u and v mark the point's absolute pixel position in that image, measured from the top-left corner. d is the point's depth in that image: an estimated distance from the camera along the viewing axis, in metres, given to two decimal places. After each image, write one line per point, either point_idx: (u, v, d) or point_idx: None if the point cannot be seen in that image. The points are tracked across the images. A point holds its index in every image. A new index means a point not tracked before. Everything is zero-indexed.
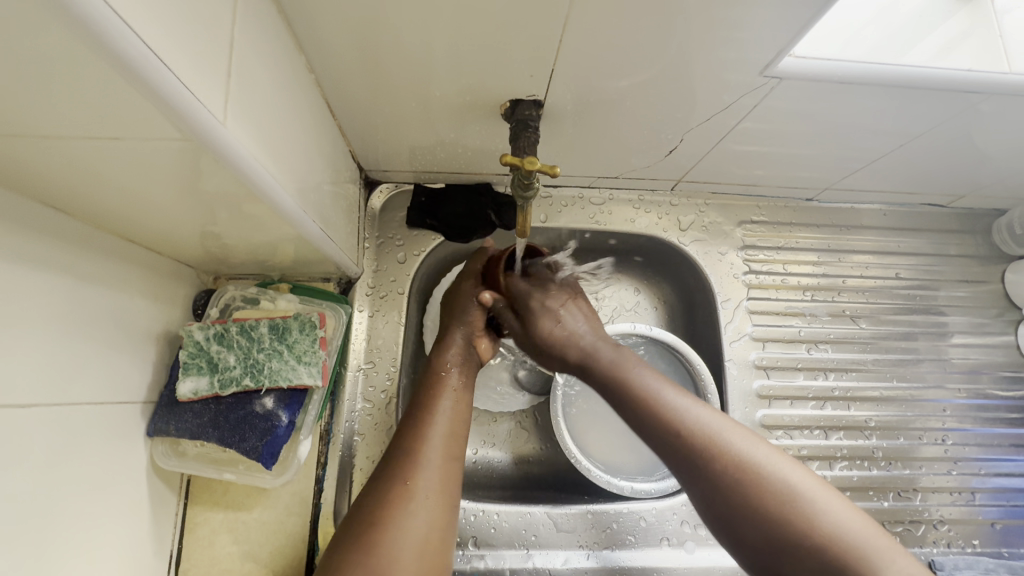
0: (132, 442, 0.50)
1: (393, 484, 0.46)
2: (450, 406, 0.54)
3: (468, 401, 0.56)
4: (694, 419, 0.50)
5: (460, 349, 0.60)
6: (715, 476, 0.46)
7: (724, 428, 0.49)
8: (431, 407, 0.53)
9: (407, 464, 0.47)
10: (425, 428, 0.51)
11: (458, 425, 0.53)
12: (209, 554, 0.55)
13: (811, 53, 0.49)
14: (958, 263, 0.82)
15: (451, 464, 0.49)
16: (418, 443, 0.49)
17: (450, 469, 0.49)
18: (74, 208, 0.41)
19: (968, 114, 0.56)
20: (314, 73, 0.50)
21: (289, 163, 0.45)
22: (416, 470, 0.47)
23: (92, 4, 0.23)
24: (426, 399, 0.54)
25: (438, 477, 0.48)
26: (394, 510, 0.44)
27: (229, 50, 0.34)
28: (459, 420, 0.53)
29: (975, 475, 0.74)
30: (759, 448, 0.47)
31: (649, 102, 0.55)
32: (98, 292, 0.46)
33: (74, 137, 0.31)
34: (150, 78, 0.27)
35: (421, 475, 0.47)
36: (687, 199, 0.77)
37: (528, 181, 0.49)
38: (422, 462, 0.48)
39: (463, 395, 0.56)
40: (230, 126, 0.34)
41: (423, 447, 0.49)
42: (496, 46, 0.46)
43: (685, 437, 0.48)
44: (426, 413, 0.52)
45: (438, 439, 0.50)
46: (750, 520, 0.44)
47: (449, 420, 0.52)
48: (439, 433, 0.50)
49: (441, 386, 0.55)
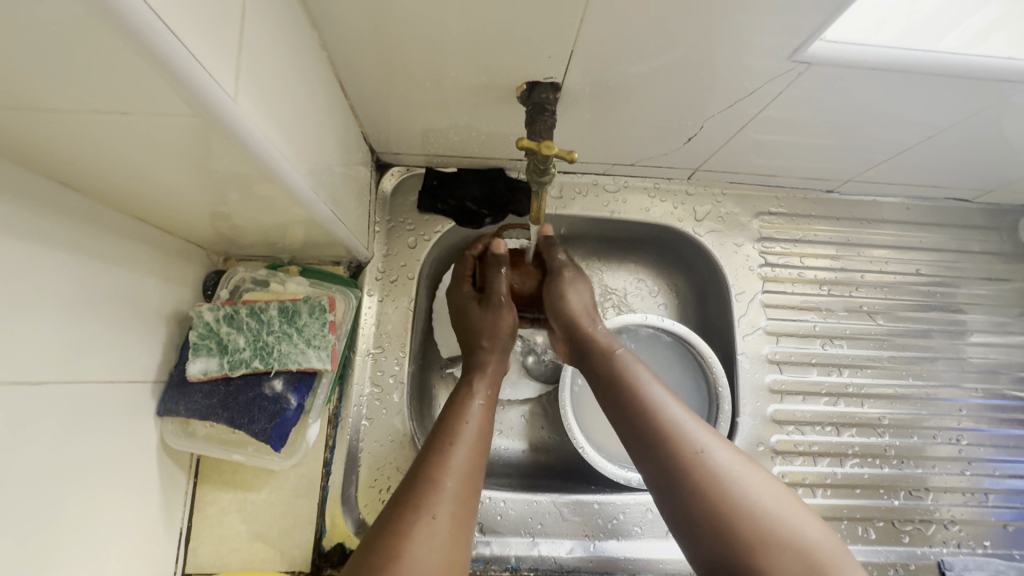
0: (142, 421, 0.50)
1: (415, 516, 0.42)
2: (474, 435, 0.50)
3: (489, 432, 0.53)
4: (678, 421, 0.49)
5: (489, 377, 0.58)
6: (692, 486, 0.45)
7: (706, 436, 0.49)
8: (455, 436, 0.50)
9: (428, 495, 0.44)
10: (447, 456, 0.47)
11: (479, 455, 0.50)
12: (219, 532, 0.56)
13: (844, 38, 0.47)
14: (981, 260, 0.80)
15: (470, 498, 0.46)
16: (440, 473, 0.46)
17: (471, 502, 0.46)
18: (84, 185, 0.41)
19: (1002, 106, 0.54)
20: (327, 51, 0.49)
21: (300, 144, 0.44)
22: (438, 503, 0.44)
23: None
24: (449, 425, 0.50)
25: (458, 513, 0.44)
26: (414, 544, 0.40)
27: (240, 24, 0.33)
28: (482, 450, 0.50)
29: (988, 476, 0.73)
30: (738, 461, 0.47)
31: (671, 87, 0.53)
32: (108, 270, 0.46)
33: (82, 112, 0.30)
34: (159, 50, 0.26)
35: (442, 508, 0.44)
36: (704, 188, 0.75)
37: (544, 166, 0.48)
38: (444, 494, 0.44)
39: (485, 425, 0.52)
40: (241, 104, 0.33)
41: (445, 477, 0.46)
42: (515, 25, 0.45)
43: (667, 442, 0.48)
44: (447, 441, 0.49)
45: (459, 469, 0.47)
46: (722, 534, 0.43)
47: (473, 448, 0.49)
48: (461, 462, 0.47)
49: (465, 414, 0.52)
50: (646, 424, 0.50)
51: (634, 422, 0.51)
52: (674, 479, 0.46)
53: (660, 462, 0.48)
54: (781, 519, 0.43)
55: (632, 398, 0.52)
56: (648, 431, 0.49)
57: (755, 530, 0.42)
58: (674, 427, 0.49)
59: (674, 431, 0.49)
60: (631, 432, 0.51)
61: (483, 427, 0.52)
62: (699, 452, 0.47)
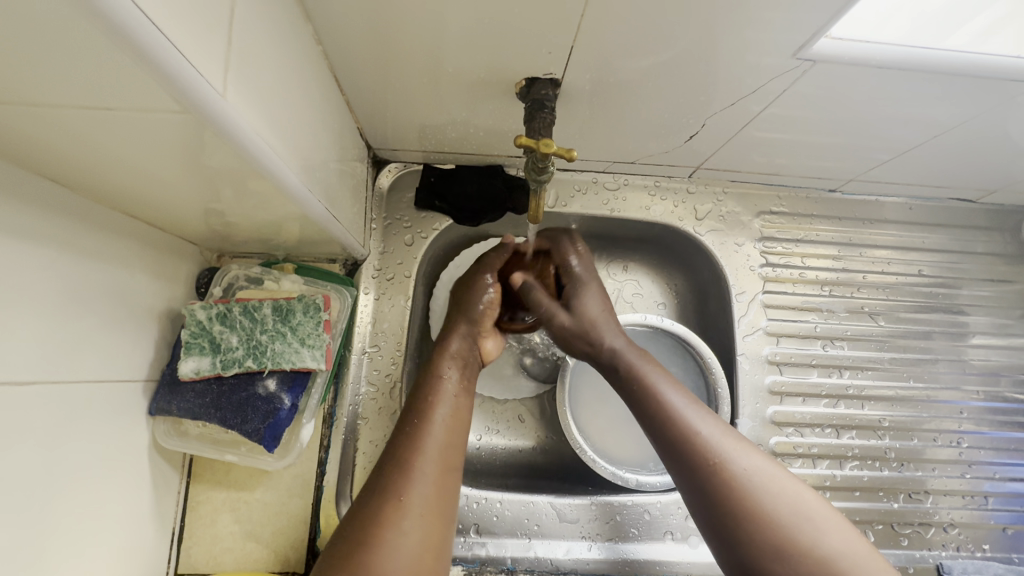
0: (133, 421, 0.49)
1: (385, 498, 0.42)
2: (447, 413, 0.50)
3: (467, 412, 0.52)
4: (704, 428, 0.49)
5: (461, 352, 0.57)
6: (724, 494, 0.45)
7: (733, 442, 0.48)
8: (429, 416, 0.49)
9: (399, 477, 0.44)
10: (418, 437, 0.47)
11: (455, 435, 0.49)
12: (212, 532, 0.55)
13: (850, 35, 0.46)
14: (984, 261, 0.79)
15: (446, 478, 0.46)
16: (412, 455, 0.45)
17: (448, 481, 0.46)
18: (73, 181, 0.40)
19: (1008, 105, 0.53)
20: (322, 45, 0.47)
21: (294, 140, 0.43)
22: (408, 484, 0.43)
23: None
24: (421, 405, 0.50)
25: (432, 494, 0.44)
26: (385, 527, 0.40)
27: (230, 17, 0.32)
28: (455, 429, 0.49)
29: (988, 479, 0.73)
30: (763, 466, 0.47)
31: (672, 83, 0.52)
32: (98, 268, 0.45)
33: (66, 106, 0.29)
34: (146, 46, 0.25)
35: (412, 490, 0.43)
36: (704, 186, 0.74)
37: (543, 165, 0.47)
38: (416, 475, 0.44)
39: (459, 401, 0.52)
40: (231, 99, 0.32)
41: (417, 459, 0.45)
42: (515, 20, 0.44)
43: (695, 449, 0.48)
44: (421, 422, 0.48)
45: (431, 450, 0.46)
46: (757, 544, 0.43)
47: (447, 427, 0.49)
48: (434, 441, 0.47)
49: (437, 393, 0.51)
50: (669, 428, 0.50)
51: (659, 430, 0.50)
52: (706, 489, 0.46)
53: (690, 471, 0.47)
54: (806, 524, 0.43)
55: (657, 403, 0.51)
56: (675, 439, 0.49)
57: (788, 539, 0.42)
58: (699, 432, 0.49)
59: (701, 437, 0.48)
60: (658, 440, 0.50)
61: (456, 406, 0.51)
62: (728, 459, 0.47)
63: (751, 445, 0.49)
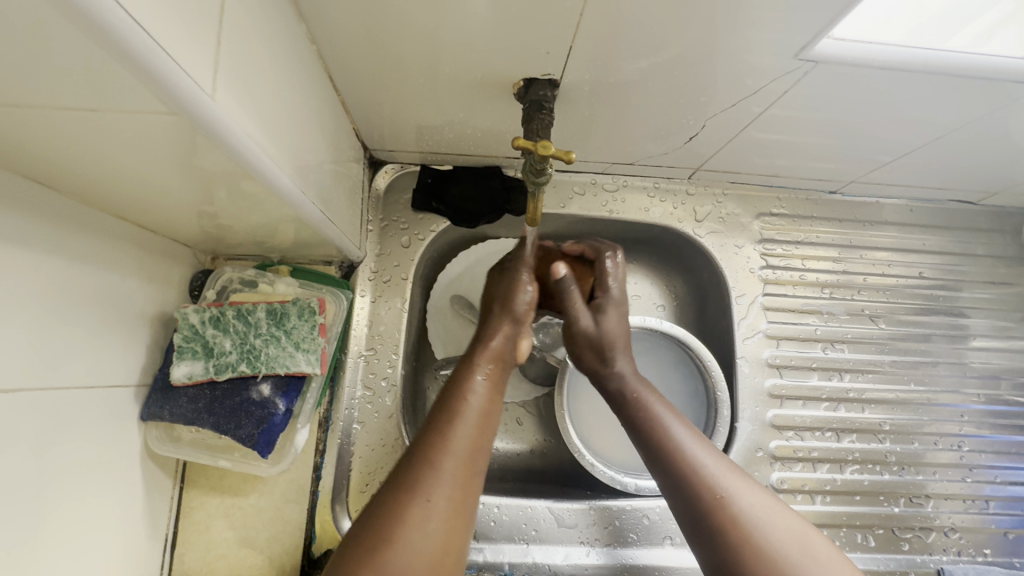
0: (125, 427, 0.48)
1: (410, 498, 0.41)
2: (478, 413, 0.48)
3: (498, 405, 0.50)
4: (709, 466, 0.48)
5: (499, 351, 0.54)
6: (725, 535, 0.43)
7: (739, 482, 0.47)
8: (460, 410, 0.47)
9: (425, 476, 0.42)
10: (449, 434, 0.45)
11: (485, 429, 0.47)
12: (206, 538, 0.55)
13: (851, 35, 0.45)
14: (985, 263, 0.79)
15: (473, 476, 0.44)
16: (440, 453, 0.44)
17: (473, 480, 0.44)
18: (63, 184, 0.39)
19: (1010, 107, 0.53)
20: (316, 45, 0.47)
21: (287, 141, 0.42)
22: (436, 485, 0.42)
23: None
24: (452, 402, 0.48)
25: (457, 495, 0.42)
26: (410, 528, 0.39)
27: (220, 16, 0.31)
28: (486, 424, 0.47)
29: (988, 482, 0.72)
30: (767, 505, 0.45)
31: (672, 84, 0.51)
32: (88, 271, 0.44)
33: (51, 108, 0.28)
34: (132, 47, 0.24)
35: (439, 490, 0.41)
36: (704, 188, 0.74)
37: (541, 167, 0.46)
38: (444, 475, 0.42)
39: (493, 399, 0.50)
40: (221, 100, 0.32)
41: (447, 458, 0.43)
42: (512, 20, 0.43)
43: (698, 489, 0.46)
44: (453, 417, 0.46)
45: (461, 449, 0.44)
46: None
47: (478, 424, 0.47)
48: (465, 438, 0.45)
49: (469, 390, 0.49)
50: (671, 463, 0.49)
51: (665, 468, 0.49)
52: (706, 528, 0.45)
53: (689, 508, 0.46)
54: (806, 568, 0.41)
55: (666, 442, 0.50)
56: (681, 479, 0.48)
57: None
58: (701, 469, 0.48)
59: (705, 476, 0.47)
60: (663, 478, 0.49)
61: (489, 402, 0.49)
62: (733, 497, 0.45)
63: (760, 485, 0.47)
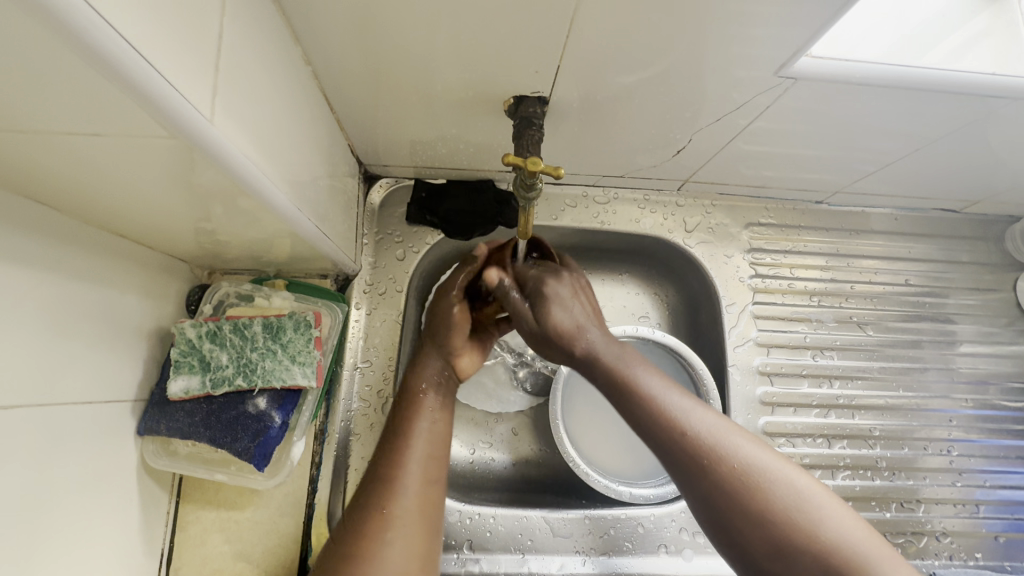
0: (121, 442, 0.49)
1: (366, 515, 0.44)
2: (428, 427, 0.50)
3: (448, 418, 0.53)
4: (713, 432, 0.47)
5: (441, 368, 0.56)
6: (749, 509, 0.43)
7: (745, 444, 0.46)
8: (409, 429, 0.49)
9: (381, 493, 0.45)
10: (399, 451, 0.47)
11: (439, 442, 0.50)
12: (201, 553, 0.55)
13: (829, 53, 0.47)
14: (970, 270, 0.80)
15: (431, 487, 0.47)
16: (392, 469, 0.46)
17: (433, 490, 0.47)
18: (61, 203, 0.40)
19: (986, 120, 0.54)
20: (311, 65, 0.48)
21: (284, 158, 0.43)
22: (391, 500, 0.44)
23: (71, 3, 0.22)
24: (400, 420, 0.50)
25: (416, 505, 0.45)
26: (374, 543, 0.42)
27: (218, 42, 0.32)
28: (438, 441, 0.50)
29: (979, 487, 0.73)
30: (760, 452, 0.46)
31: (658, 99, 0.53)
32: (85, 288, 0.45)
33: (51, 132, 0.29)
34: (133, 77, 0.25)
35: (395, 504, 0.44)
36: (693, 199, 0.75)
37: (531, 182, 0.47)
38: (399, 488, 0.45)
39: (442, 410, 0.52)
40: (219, 123, 0.33)
41: (399, 473, 0.46)
42: (501, 40, 0.44)
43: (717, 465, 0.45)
44: (401, 435, 0.49)
45: (414, 464, 0.47)
46: (750, 526, 0.42)
47: (429, 439, 0.49)
48: (418, 451, 0.48)
49: (420, 406, 0.51)
50: (657, 422, 0.48)
51: (672, 448, 0.47)
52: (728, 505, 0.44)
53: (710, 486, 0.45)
54: (804, 508, 0.42)
55: (671, 421, 0.48)
56: (692, 457, 0.46)
57: (822, 552, 0.40)
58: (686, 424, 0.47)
59: (717, 446, 0.46)
60: (674, 463, 0.47)
61: (438, 417, 0.51)
62: (749, 464, 0.45)
63: (739, 426, 0.48)
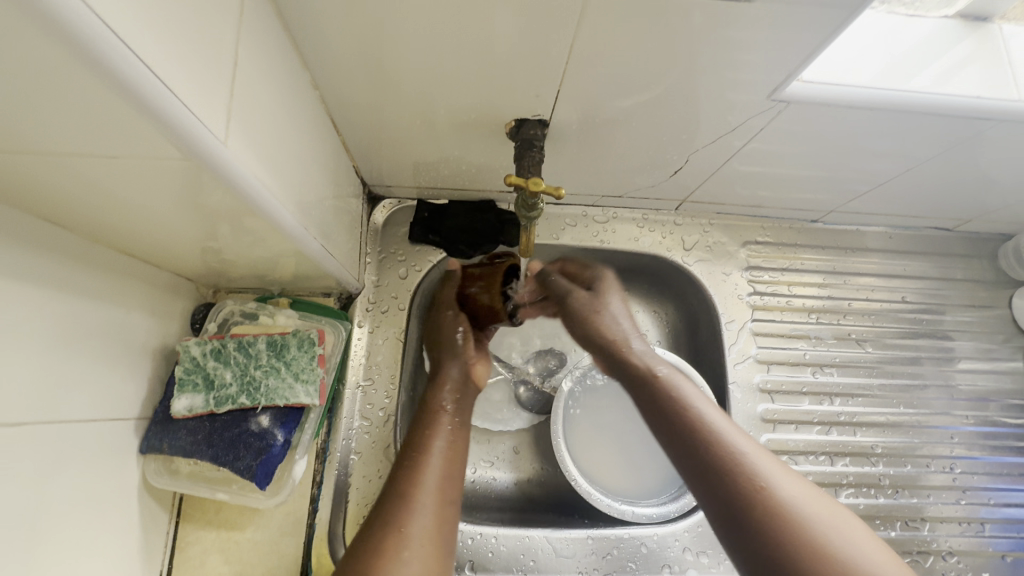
0: (124, 461, 0.49)
1: (384, 530, 0.42)
2: (444, 446, 0.50)
3: (463, 440, 0.52)
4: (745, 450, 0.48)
5: (455, 380, 0.58)
6: (762, 533, 0.42)
7: (786, 479, 0.46)
8: (427, 448, 0.49)
9: (400, 509, 0.44)
10: (419, 467, 0.47)
11: (454, 464, 0.49)
12: (200, 574, 0.54)
13: (817, 79, 0.49)
14: (965, 287, 0.81)
15: (447, 509, 0.46)
16: (412, 486, 0.46)
17: (447, 513, 0.46)
18: (73, 223, 0.41)
19: (976, 141, 0.56)
20: (319, 90, 0.50)
21: (292, 179, 0.44)
22: (408, 515, 0.43)
23: (104, 36, 0.23)
24: (418, 439, 0.50)
25: (433, 524, 0.44)
26: (386, 557, 0.40)
27: (233, 70, 0.34)
28: (454, 463, 0.49)
29: (984, 505, 0.72)
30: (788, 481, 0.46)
31: (655, 123, 0.54)
32: (94, 306, 0.45)
33: (74, 155, 0.30)
34: (154, 100, 0.27)
35: (414, 520, 0.43)
36: (691, 219, 0.77)
37: (532, 202, 0.49)
38: (416, 505, 0.44)
39: (458, 431, 0.52)
40: (232, 146, 0.34)
41: (417, 491, 0.45)
42: (502, 66, 0.46)
43: (740, 485, 0.45)
44: (419, 453, 0.49)
45: (432, 481, 0.47)
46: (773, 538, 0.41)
47: (445, 460, 0.49)
48: (435, 471, 0.47)
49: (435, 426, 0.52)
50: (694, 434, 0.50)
51: (711, 463, 0.47)
52: (762, 529, 0.42)
53: (726, 503, 0.44)
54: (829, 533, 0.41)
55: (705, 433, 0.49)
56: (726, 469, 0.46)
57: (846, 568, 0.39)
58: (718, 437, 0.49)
59: (756, 472, 0.45)
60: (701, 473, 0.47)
61: (455, 438, 0.52)
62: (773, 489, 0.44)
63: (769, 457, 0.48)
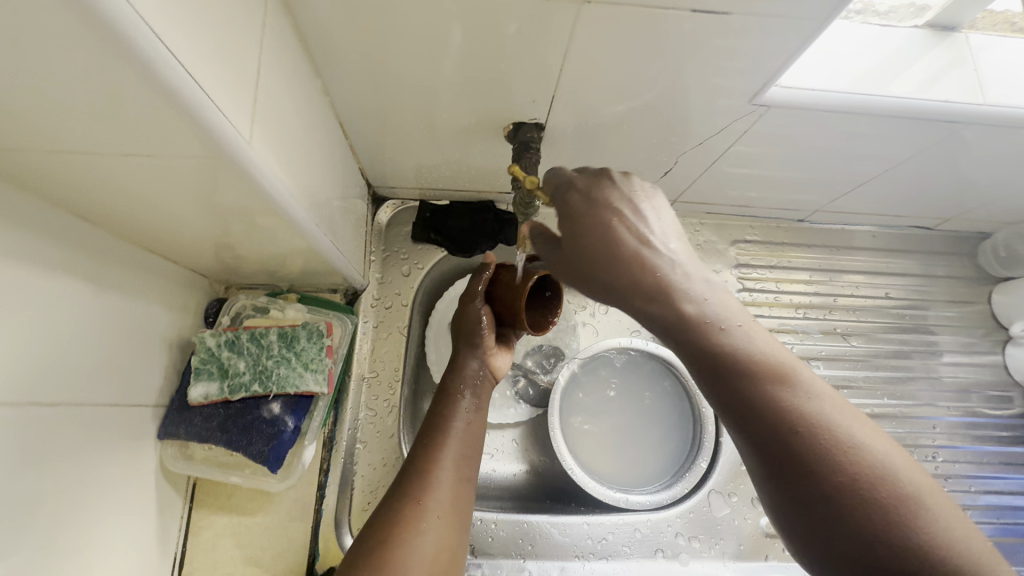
0: (142, 446, 0.51)
1: (405, 504, 0.48)
2: (462, 428, 0.55)
3: (480, 425, 0.56)
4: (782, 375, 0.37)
5: (473, 372, 0.59)
6: (833, 503, 0.33)
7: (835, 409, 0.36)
8: (445, 431, 0.54)
9: (418, 485, 0.49)
10: (437, 448, 0.52)
11: (470, 445, 0.54)
12: (213, 556, 0.57)
13: (796, 84, 0.52)
14: (947, 284, 0.84)
15: (462, 485, 0.51)
16: (430, 464, 0.51)
17: (462, 489, 0.51)
18: (100, 218, 0.44)
19: (951, 142, 0.59)
20: (329, 96, 0.53)
21: (304, 178, 0.47)
22: (427, 491, 0.49)
23: (152, 47, 0.26)
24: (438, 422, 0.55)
25: (449, 499, 0.49)
26: (408, 527, 0.46)
27: (256, 78, 0.37)
28: (469, 444, 0.54)
29: (965, 492, 0.75)
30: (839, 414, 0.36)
31: (646, 126, 0.58)
32: (117, 298, 0.48)
33: (110, 153, 0.33)
34: (192, 104, 0.30)
35: (432, 495, 0.49)
36: (682, 218, 0.80)
37: (530, 198, 0.52)
38: (434, 482, 0.49)
39: (477, 414, 0.57)
40: (254, 146, 0.37)
41: (434, 469, 0.50)
42: (501, 73, 0.49)
43: (790, 440, 0.35)
44: (437, 435, 0.53)
45: (448, 461, 0.51)
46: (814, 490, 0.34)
47: (461, 441, 0.54)
48: (451, 452, 0.52)
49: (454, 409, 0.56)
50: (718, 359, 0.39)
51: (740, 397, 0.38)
52: (803, 477, 0.34)
53: (767, 449, 0.36)
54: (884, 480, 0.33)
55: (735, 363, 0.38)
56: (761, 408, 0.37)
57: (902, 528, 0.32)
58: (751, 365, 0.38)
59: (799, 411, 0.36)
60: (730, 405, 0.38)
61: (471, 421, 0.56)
62: (840, 451, 0.34)
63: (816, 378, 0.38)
